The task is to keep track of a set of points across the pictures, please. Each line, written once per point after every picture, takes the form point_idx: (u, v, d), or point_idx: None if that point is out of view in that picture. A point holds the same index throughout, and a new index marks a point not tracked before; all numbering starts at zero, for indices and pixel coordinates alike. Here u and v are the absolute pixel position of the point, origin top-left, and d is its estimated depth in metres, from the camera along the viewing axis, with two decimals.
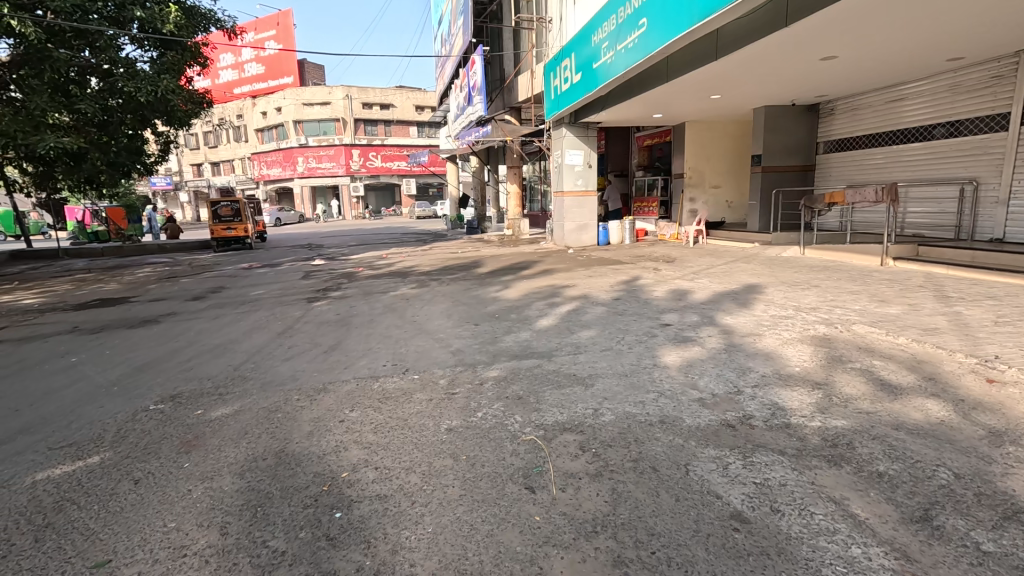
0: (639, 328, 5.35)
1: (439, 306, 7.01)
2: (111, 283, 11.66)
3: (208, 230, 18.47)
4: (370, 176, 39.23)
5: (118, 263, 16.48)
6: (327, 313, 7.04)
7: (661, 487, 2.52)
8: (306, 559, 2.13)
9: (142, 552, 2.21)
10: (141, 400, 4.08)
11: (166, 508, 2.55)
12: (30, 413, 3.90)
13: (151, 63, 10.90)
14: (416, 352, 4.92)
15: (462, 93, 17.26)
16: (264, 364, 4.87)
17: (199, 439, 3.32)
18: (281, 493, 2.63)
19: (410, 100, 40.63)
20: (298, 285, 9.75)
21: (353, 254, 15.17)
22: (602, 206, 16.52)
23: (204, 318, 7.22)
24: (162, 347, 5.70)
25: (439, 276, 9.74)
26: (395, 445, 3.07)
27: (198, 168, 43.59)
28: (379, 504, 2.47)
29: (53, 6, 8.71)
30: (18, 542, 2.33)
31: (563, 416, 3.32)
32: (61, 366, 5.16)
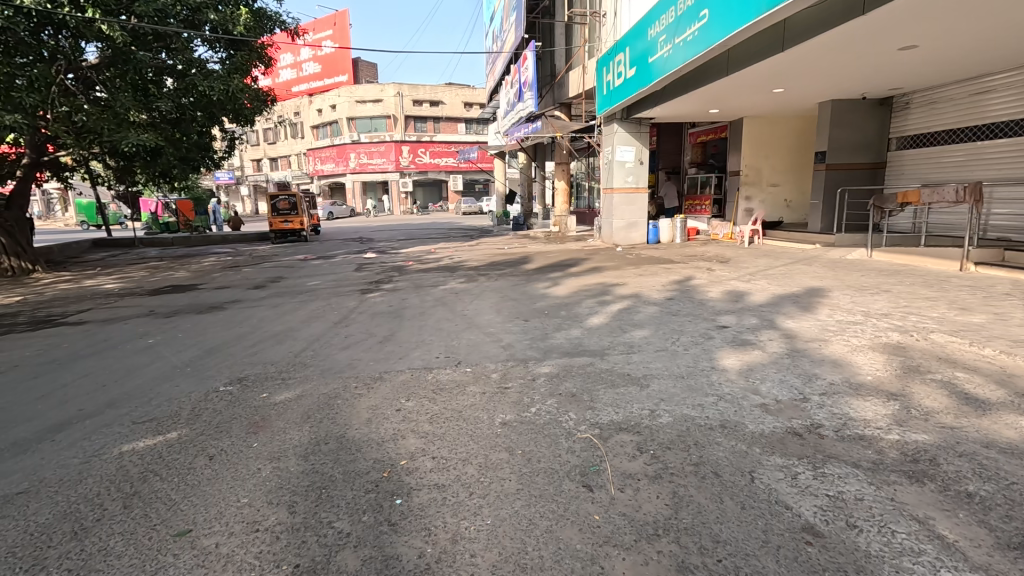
0: (694, 329, 5.21)
1: (488, 301, 7.06)
2: (181, 271, 12.44)
3: (268, 222, 19.38)
4: (419, 172, 39.92)
5: (186, 252, 17.56)
6: (379, 304, 7.23)
7: (725, 493, 2.43)
8: (370, 542, 2.19)
9: (219, 525, 2.34)
10: (212, 381, 4.33)
11: (238, 484, 2.69)
12: (115, 389, 4.22)
13: (221, 63, 11.52)
14: (468, 346, 4.97)
15: (513, 90, 17.30)
16: (322, 352, 5.05)
17: (266, 421, 3.48)
18: (343, 477, 2.72)
19: (459, 97, 41.01)
20: (351, 277, 10.06)
21: (402, 248, 15.54)
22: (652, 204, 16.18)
23: (266, 306, 7.58)
24: (229, 332, 6.03)
25: (487, 272, 9.79)
26: (451, 436, 3.11)
27: (259, 163, 45.85)
28: (438, 493, 2.51)
29: (137, 11, 9.29)
30: (110, 507, 2.52)
31: (618, 416, 3.27)
32: (140, 347, 5.53)
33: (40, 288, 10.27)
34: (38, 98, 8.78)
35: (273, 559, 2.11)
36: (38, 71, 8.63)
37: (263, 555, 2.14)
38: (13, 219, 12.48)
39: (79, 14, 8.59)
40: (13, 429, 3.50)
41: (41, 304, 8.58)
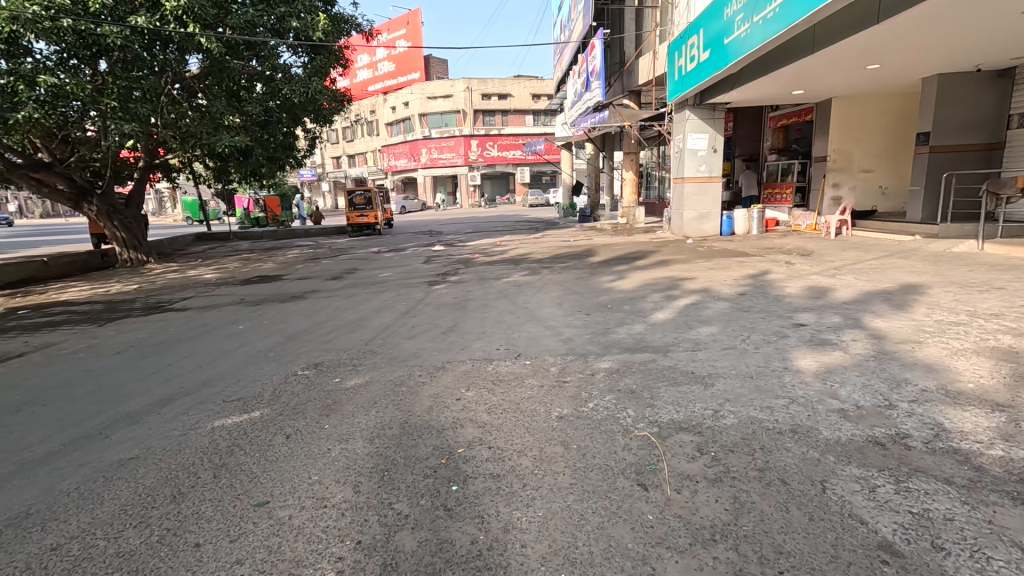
0: (768, 327, 4.92)
1: (550, 294, 7.06)
2: (268, 262, 13.47)
3: (345, 217, 20.48)
4: (487, 165, 40.40)
5: (273, 245, 18.98)
6: (445, 296, 7.45)
7: (791, 502, 2.30)
8: (426, 525, 2.28)
9: (292, 499, 2.54)
10: (292, 365, 4.68)
11: (311, 462, 2.90)
12: (210, 370, 4.68)
13: (303, 67, 12.27)
14: (528, 338, 5.01)
15: (580, 80, 17.02)
16: (390, 341, 5.29)
17: (337, 404, 3.71)
18: (404, 461, 2.85)
19: (527, 89, 40.84)
20: (420, 269, 10.42)
21: (469, 241, 15.84)
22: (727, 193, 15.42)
23: (341, 296, 8.05)
24: (308, 320, 6.47)
25: (551, 265, 9.79)
26: (508, 427, 3.16)
27: (338, 160, 48.58)
28: (492, 483, 2.57)
29: (230, 22, 10.11)
30: (203, 475, 2.81)
31: (679, 415, 3.17)
32: (231, 333, 6.08)
33: (153, 277, 11.52)
34: (151, 107, 9.83)
35: (339, 534, 2.26)
36: (150, 83, 9.64)
37: (329, 529, 2.29)
38: (131, 216, 14.04)
39: (182, 29, 9.43)
40: (128, 402, 3.99)
41: (153, 291, 9.63)
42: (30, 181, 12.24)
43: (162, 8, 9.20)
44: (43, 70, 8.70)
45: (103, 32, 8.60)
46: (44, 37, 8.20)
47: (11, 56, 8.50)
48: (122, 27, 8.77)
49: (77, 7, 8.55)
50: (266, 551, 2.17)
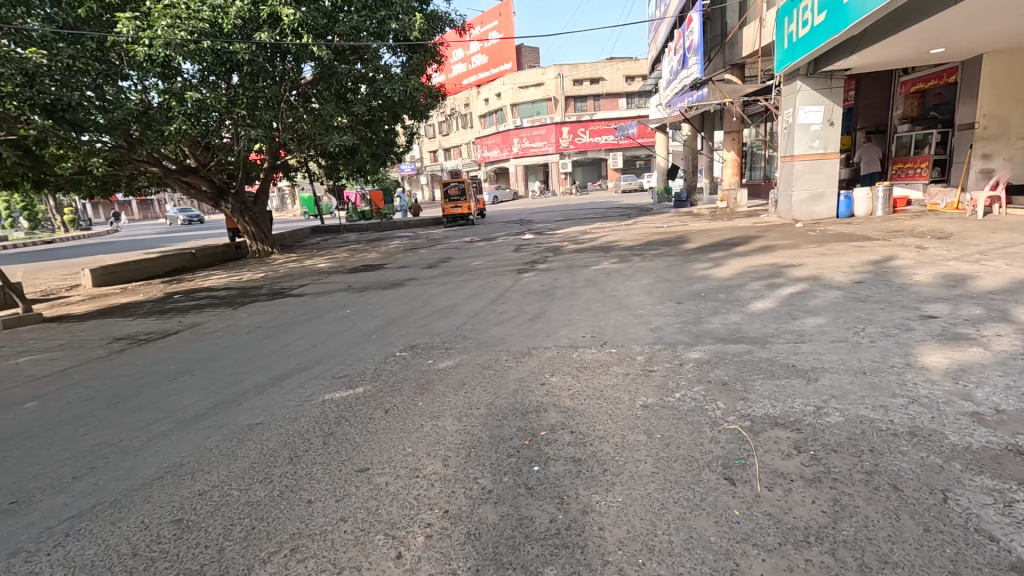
0: (889, 319, 4.41)
1: (640, 282, 6.87)
2: (371, 252, 14.49)
3: (441, 208, 21.37)
4: (579, 152, 39.78)
5: (377, 236, 20.35)
6: (533, 283, 7.55)
7: (903, 509, 2.08)
8: (508, 500, 2.39)
9: (389, 467, 2.78)
10: (391, 346, 5.06)
11: (406, 435, 3.14)
12: (322, 349, 5.21)
13: (401, 67, 12.92)
14: (614, 327, 4.95)
15: (677, 57, 16.13)
16: (479, 326, 5.50)
17: (430, 383, 3.97)
18: (490, 440, 2.98)
19: (620, 71, 39.45)
20: (510, 257, 10.63)
21: (560, 229, 15.80)
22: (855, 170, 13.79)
23: (435, 283, 8.48)
24: (405, 306, 6.92)
25: (642, 252, 9.50)
26: (591, 413, 3.18)
27: (436, 154, 50.86)
28: (573, 466, 2.61)
29: (338, 31, 10.92)
30: (315, 441, 3.17)
31: (775, 410, 2.98)
32: (340, 316, 6.69)
33: (277, 267, 12.92)
34: (272, 114, 10.93)
35: (428, 503, 2.43)
36: (272, 92, 10.75)
37: (421, 497, 2.49)
38: (259, 212, 15.83)
39: (297, 41, 10.32)
40: (257, 374, 4.58)
41: (276, 279, 10.79)
42: (181, 184, 14.25)
43: (282, 23, 10.10)
44: (189, 87, 10.07)
45: (235, 49, 9.71)
46: (189, 57, 9.46)
47: (167, 77, 9.96)
48: (249, 43, 9.82)
49: (214, 29, 9.70)
50: (365, 512, 2.41)
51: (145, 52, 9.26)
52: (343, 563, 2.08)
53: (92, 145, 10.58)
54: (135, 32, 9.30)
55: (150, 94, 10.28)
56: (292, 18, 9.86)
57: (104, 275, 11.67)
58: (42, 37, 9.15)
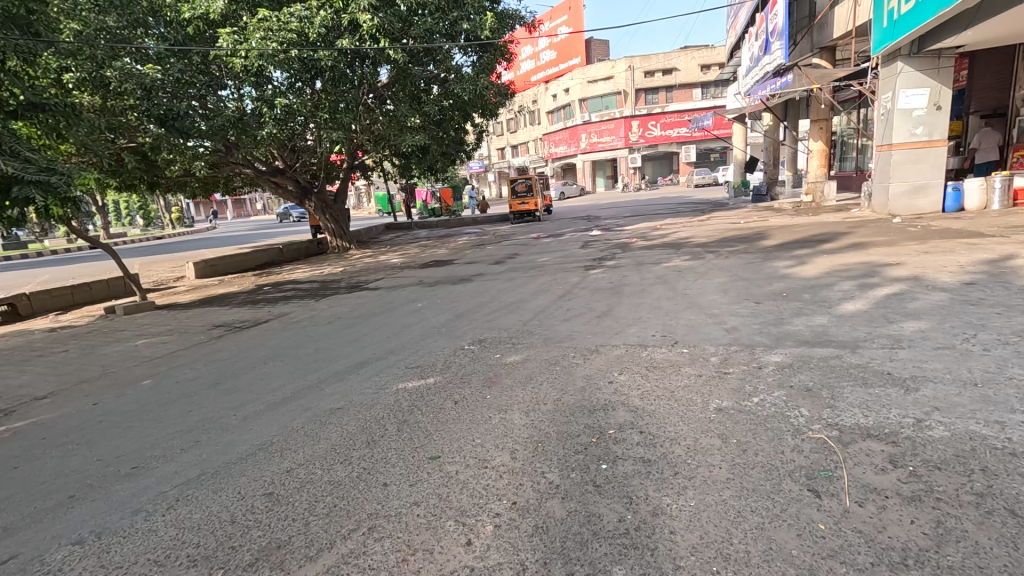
0: (1007, 325, 3.92)
1: (714, 280, 6.58)
2: (441, 248, 14.90)
3: (508, 204, 21.55)
4: (649, 146, 38.50)
5: (446, 233, 20.87)
6: (601, 280, 7.44)
7: (1022, 539, 1.85)
8: (576, 497, 2.39)
9: (459, 456, 2.87)
10: (460, 340, 5.19)
11: (475, 426, 3.22)
12: (396, 340, 5.45)
13: (472, 66, 13.14)
14: (686, 326, 4.78)
15: (758, 43, 15.22)
16: (546, 322, 5.51)
17: (498, 376, 4.05)
18: (557, 435, 2.99)
19: (695, 60, 37.74)
20: (576, 254, 10.54)
21: (628, 225, 15.47)
22: (968, 160, 12.39)
23: (502, 279, 8.57)
24: (473, 301, 7.07)
25: (716, 249, 9.09)
26: (661, 414, 3.09)
27: (504, 151, 51.44)
28: (642, 466, 2.56)
29: (413, 33, 11.26)
30: (390, 427, 3.33)
31: (868, 420, 2.75)
32: (412, 310, 6.96)
33: (354, 261, 13.65)
34: (352, 116, 11.50)
35: (497, 493, 2.49)
36: (352, 96, 11.31)
37: (490, 488, 2.54)
38: (338, 210, 16.78)
39: (375, 45, 10.76)
40: (337, 361, 4.88)
41: (353, 273, 11.41)
42: (271, 184, 15.41)
43: (362, 29, 10.57)
44: (279, 94, 10.83)
45: (319, 56, 10.29)
46: (279, 66, 10.16)
47: (260, 86, 10.77)
48: (332, 50, 10.37)
49: (301, 39, 10.35)
50: (437, 498, 2.50)
51: (241, 63, 10.10)
52: (416, 545, 2.17)
53: (196, 149, 11.68)
54: (233, 45, 10.14)
55: (243, 101, 11.19)
56: (370, 23, 10.32)
57: (205, 268, 12.85)
58: (157, 55, 10.35)
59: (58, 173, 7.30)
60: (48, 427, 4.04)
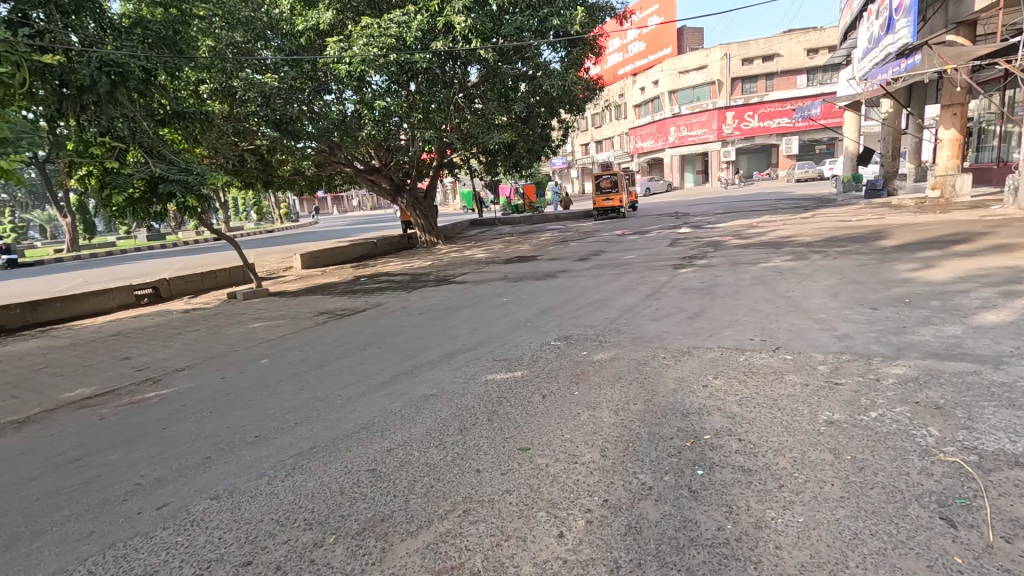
0: None
1: (822, 282, 6.07)
2: (524, 244, 15.04)
3: (593, 200, 21.30)
4: (746, 139, 36.12)
5: (529, 229, 21.03)
6: (692, 280, 7.14)
7: None
8: (670, 501, 2.33)
9: (550, 449, 2.90)
10: (546, 335, 5.23)
11: (565, 421, 3.24)
12: (484, 332, 5.62)
13: (560, 62, 13.11)
14: (789, 331, 4.46)
15: (879, 21, 13.69)
16: (634, 321, 5.40)
17: (586, 373, 4.03)
18: (649, 437, 2.93)
19: (801, 44, 34.83)
20: (664, 252, 10.20)
21: (720, 222, 14.68)
22: None
23: (588, 276, 8.50)
24: (558, 297, 7.08)
25: (823, 249, 8.38)
26: (763, 423, 2.92)
27: (588, 147, 50.87)
28: (742, 476, 2.44)
29: (504, 32, 11.39)
30: (481, 416, 3.44)
31: (1014, 447, 2.42)
32: (498, 304, 7.12)
33: (442, 256, 14.18)
34: (443, 116, 11.94)
35: (588, 489, 2.49)
36: (443, 95, 11.70)
37: (580, 483, 2.55)
38: (427, 206, 17.50)
39: (467, 46, 11.01)
40: (428, 351, 5.12)
41: (440, 267, 11.87)
42: (367, 181, 16.49)
43: (455, 30, 10.91)
44: (378, 96, 11.46)
45: (416, 59, 10.71)
46: (379, 70, 10.76)
47: (361, 89, 11.45)
48: (427, 52, 10.77)
49: (399, 43, 10.85)
50: (529, 488, 2.55)
51: (345, 69, 10.82)
52: (510, 531, 2.24)
53: (305, 150, 12.72)
54: (339, 52, 10.90)
55: (345, 104, 11.98)
56: (463, 24, 10.63)
57: (310, 260, 13.98)
58: (274, 64, 11.38)
59: (194, 173, 8.29)
60: (187, 395, 4.63)
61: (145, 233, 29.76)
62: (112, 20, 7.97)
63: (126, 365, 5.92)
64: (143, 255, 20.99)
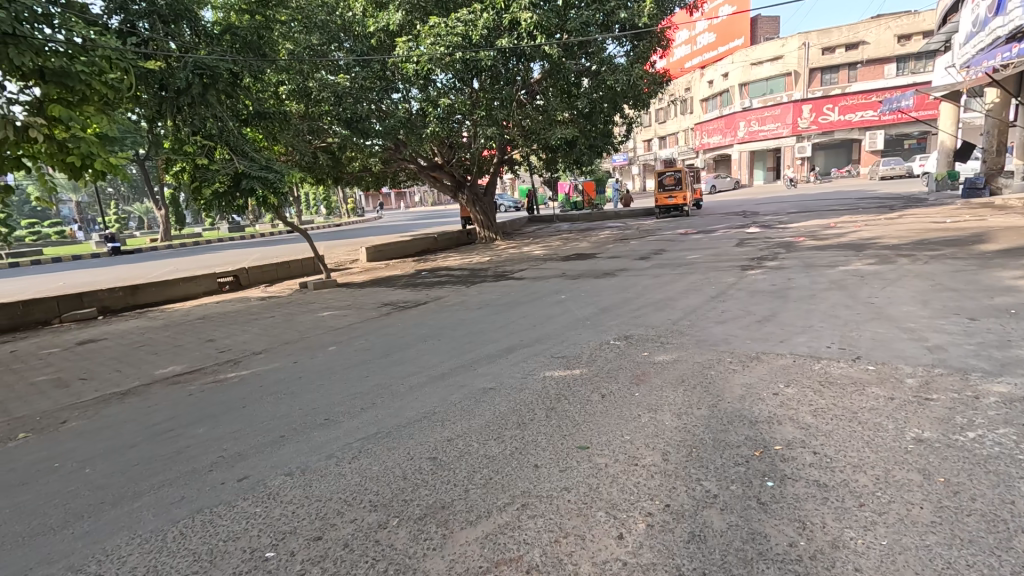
0: None
1: (910, 289, 5.60)
2: (583, 242, 14.89)
3: (655, 198, 20.74)
4: (824, 134, 33.86)
5: (589, 226, 20.79)
6: (762, 282, 6.80)
7: None
8: (736, 511, 2.24)
9: (609, 450, 2.86)
10: (605, 334, 5.16)
11: (625, 422, 3.18)
12: (542, 329, 5.62)
13: (626, 56, 12.85)
14: (871, 340, 4.15)
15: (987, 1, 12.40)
16: (698, 323, 5.22)
17: (646, 375, 3.95)
18: (713, 443, 2.82)
19: (891, 30, 32.19)
20: (731, 252, 9.78)
21: (794, 222, 13.88)
22: None
23: (649, 275, 8.30)
24: (619, 296, 6.97)
25: (912, 252, 7.72)
26: (841, 437, 2.74)
27: (651, 143, 49.63)
28: (817, 491, 2.30)
29: (569, 27, 11.30)
30: (538, 412, 3.45)
31: None
32: (556, 301, 7.10)
33: (500, 252, 14.30)
34: (505, 112, 12.05)
35: (649, 493, 2.44)
36: (506, 92, 11.78)
37: (641, 486, 2.50)
38: (487, 202, 17.74)
39: (532, 42, 10.99)
40: (487, 345, 5.19)
41: (499, 263, 11.99)
42: (430, 178, 16.95)
43: (521, 27, 10.92)
44: (442, 94, 11.71)
45: (482, 56, 10.81)
46: (445, 68, 10.95)
47: (427, 88, 11.73)
48: (493, 49, 10.85)
49: (466, 42, 11.00)
50: (588, 487, 2.53)
51: (413, 68, 11.12)
52: (568, 529, 2.23)
53: (372, 147, 13.21)
54: (408, 52, 11.24)
55: (412, 102, 12.33)
56: (529, 21, 10.63)
57: (375, 253, 14.55)
58: (346, 65, 11.83)
59: (274, 171, 8.85)
60: (264, 377, 4.95)
61: (227, 225, 32.09)
62: (206, 28, 8.63)
63: (211, 347, 6.42)
64: (226, 245, 22.65)
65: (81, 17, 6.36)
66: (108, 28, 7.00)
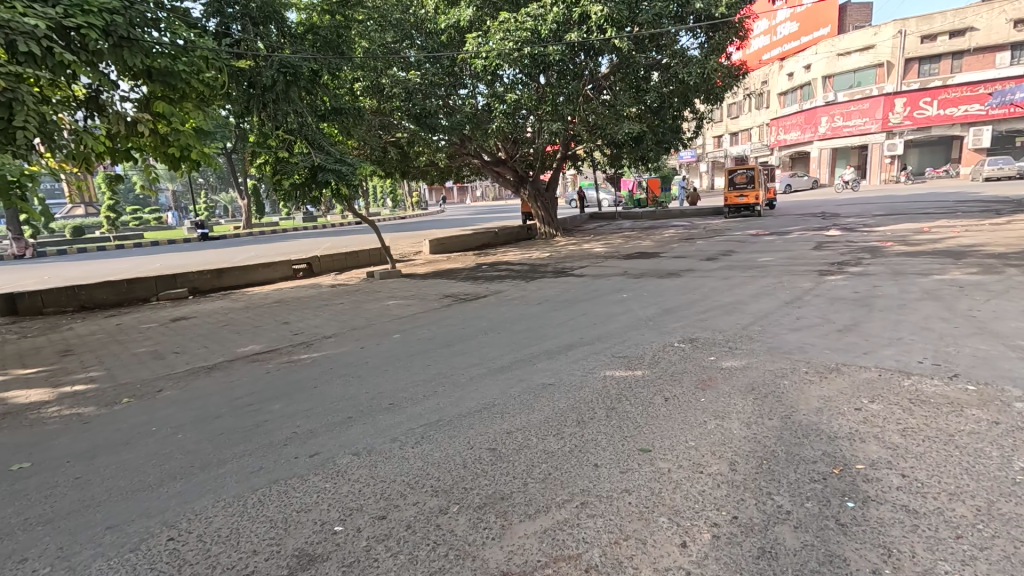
0: None
1: (1019, 303, 5.03)
2: (646, 240, 14.52)
3: (724, 197, 19.86)
4: (919, 129, 30.99)
5: (652, 224, 20.23)
6: (842, 288, 6.35)
7: None
8: (812, 530, 2.10)
9: (673, 455, 2.78)
10: (668, 336, 5.01)
11: (689, 428, 3.07)
12: (603, 327, 5.54)
13: (699, 48, 12.37)
14: (971, 357, 3.78)
15: None
16: (770, 329, 4.96)
17: (713, 380, 3.79)
18: (786, 457, 2.67)
19: (1006, 14, 28.88)
20: (808, 255, 9.19)
21: (880, 226, 12.82)
22: None
23: (717, 277, 7.97)
24: (683, 297, 6.74)
25: (1022, 261, 6.92)
26: (933, 460, 2.51)
27: (722, 139, 47.52)
28: (905, 516, 2.12)
29: (641, 19, 10.98)
30: (598, 412, 3.40)
31: None
32: (618, 299, 6.97)
33: (560, 248, 14.24)
34: (572, 108, 11.95)
35: (715, 503, 2.34)
36: (573, 87, 11.66)
37: (706, 495, 2.41)
38: (550, 198, 17.72)
39: (602, 36, 10.78)
40: (547, 341, 5.18)
41: (559, 259, 11.94)
42: (494, 173, 17.12)
43: (591, 20, 10.76)
44: (509, 89, 11.79)
45: (549, 51, 10.78)
46: (512, 64, 10.88)
47: (494, 83, 11.83)
48: (561, 44, 10.81)
49: (534, 37, 11.00)
50: (649, 491, 2.47)
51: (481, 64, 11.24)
52: (629, 531, 2.19)
53: (438, 143, 13.53)
54: (476, 48, 11.21)
55: (478, 98, 12.51)
56: (599, 14, 10.43)
57: (437, 246, 14.91)
58: (417, 62, 12.11)
59: (348, 164, 9.27)
60: (333, 360, 5.21)
61: (302, 215, 34.06)
62: (291, 28, 9.16)
63: (286, 329, 6.84)
64: (300, 234, 24.01)
65: (184, 21, 6.90)
66: (205, 30, 7.55)
